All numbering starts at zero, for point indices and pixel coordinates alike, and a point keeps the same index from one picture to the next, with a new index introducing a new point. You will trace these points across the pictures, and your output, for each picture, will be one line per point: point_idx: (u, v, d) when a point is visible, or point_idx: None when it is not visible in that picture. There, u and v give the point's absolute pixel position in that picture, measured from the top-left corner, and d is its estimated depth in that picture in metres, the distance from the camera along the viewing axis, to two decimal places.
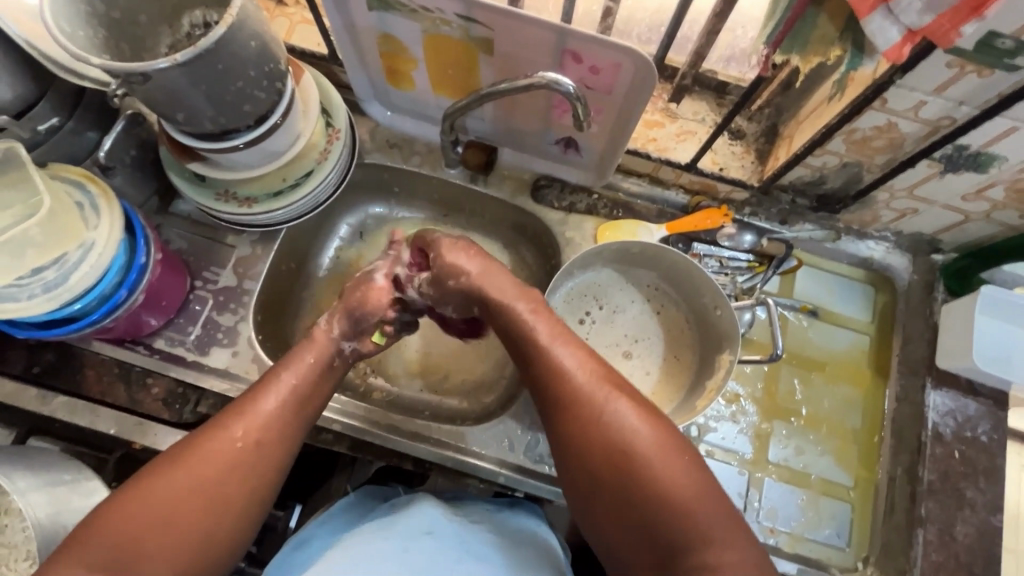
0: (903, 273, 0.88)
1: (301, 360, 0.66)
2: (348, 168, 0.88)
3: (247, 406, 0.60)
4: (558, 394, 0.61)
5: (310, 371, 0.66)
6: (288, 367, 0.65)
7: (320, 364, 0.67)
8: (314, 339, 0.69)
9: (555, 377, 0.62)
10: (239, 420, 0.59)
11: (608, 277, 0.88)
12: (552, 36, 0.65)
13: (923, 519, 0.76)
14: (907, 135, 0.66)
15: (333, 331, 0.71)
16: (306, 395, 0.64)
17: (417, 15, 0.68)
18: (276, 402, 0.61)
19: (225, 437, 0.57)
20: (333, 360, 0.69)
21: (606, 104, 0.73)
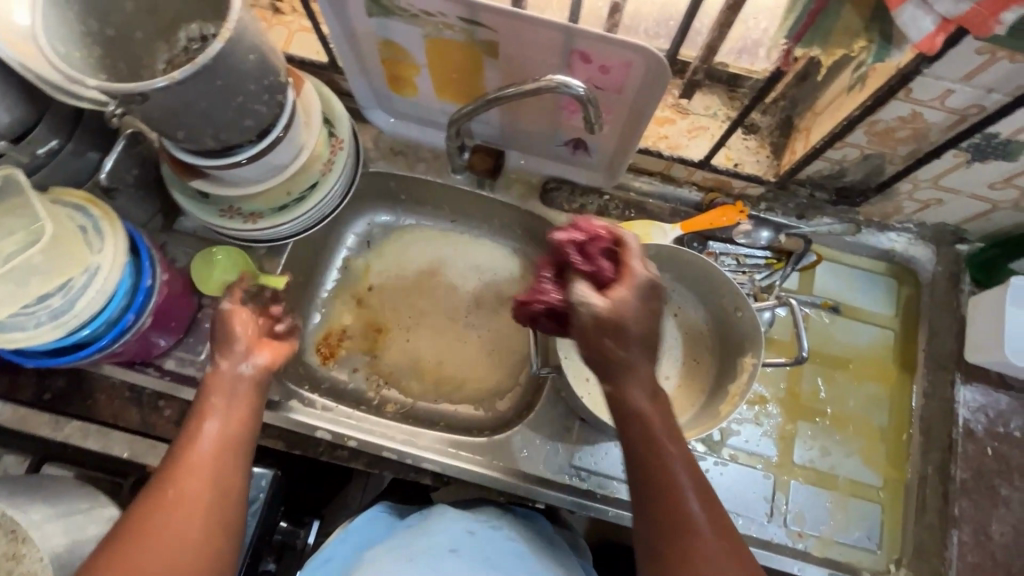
0: (926, 265, 0.85)
1: (208, 410, 0.61)
2: (353, 178, 0.86)
3: (166, 479, 0.56)
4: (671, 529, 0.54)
5: (230, 405, 0.63)
6: (209, 412, 0.61)
7: (234, 399, 0.63)
8: (213, 381, 0.64)
9: (673, 512, 0.55)
10: (169, 486, 0.56)
11: None
12: (559, 36, 0.62)
13: (956, 519, 0.74)
14: (933, 125, 0.63)
15: (230, 365, 0.65)
16: (238, 432, 0.61)
17: (418, 20, 0.66)
18: (197, 465, 0.57)
19: (156, 518, 0.54)
20: (240, 389, 0.64)
21: (617, 105, 0.70)
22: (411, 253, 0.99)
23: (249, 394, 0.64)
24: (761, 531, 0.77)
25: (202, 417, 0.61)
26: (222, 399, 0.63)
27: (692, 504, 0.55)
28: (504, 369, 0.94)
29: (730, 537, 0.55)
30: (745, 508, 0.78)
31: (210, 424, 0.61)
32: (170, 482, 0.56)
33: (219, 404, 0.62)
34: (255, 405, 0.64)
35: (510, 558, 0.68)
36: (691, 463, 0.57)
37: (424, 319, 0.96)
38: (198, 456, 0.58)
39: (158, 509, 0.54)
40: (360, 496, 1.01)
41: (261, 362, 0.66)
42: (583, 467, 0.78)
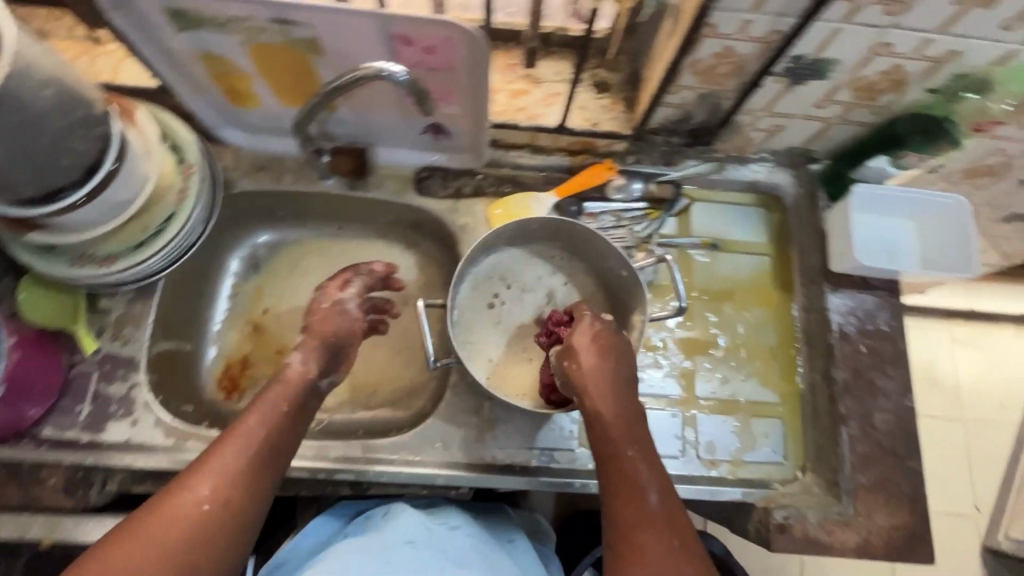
0: (788, 189, 0.90)
1: (270, 406, 0.64)
2: (215, 203, 0.83)
3: (201, 468, 0.57)
4: (623, 493, 0.60)
5: (268, 407, 0.64)
6: (249, 417, 0.62)
7: (277, 415, 0.64)
8: (286, 377, 0.68)
9: (633, 506, 0.59)
10: (203, 477, 0.57)
11: (512, 257, 0.87)
12: (373, 23, 0.62)
13: (844, 417, 0.79)
14: (746, 56, 0.67)
15: (299, 363, 0.70)
16: (274, 443, 0.62)
17: (230, 27, 0.64)
18: (233, 455, 0.59)
19: (172, 509, 0.54)
20: (303, 396, 0.68)
21: (455, 83, 0.70)
22: (301, 268, 0.96)
23: (299, 403, 0.67)
24: (677, 467, 0.80)
25: (242, 419, 0.63)
26: (279, 395, 0.66)
27: (644, 478, 0.61)
28: (416, 366, 0.94)
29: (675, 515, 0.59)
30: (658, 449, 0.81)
31: (258, 426, 0.62)
32: (199, 495, 0.55)
33: (268, 407, 0.64)
34: (297, 410, 0.66)
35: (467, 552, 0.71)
36: (647, 445, 0.64)
37: None
38: (203, 483, 0.56)
39: (148, 519, 0.54)
40: None
41: (311, 365, 0.70)
42: (500, 443, 0.79)
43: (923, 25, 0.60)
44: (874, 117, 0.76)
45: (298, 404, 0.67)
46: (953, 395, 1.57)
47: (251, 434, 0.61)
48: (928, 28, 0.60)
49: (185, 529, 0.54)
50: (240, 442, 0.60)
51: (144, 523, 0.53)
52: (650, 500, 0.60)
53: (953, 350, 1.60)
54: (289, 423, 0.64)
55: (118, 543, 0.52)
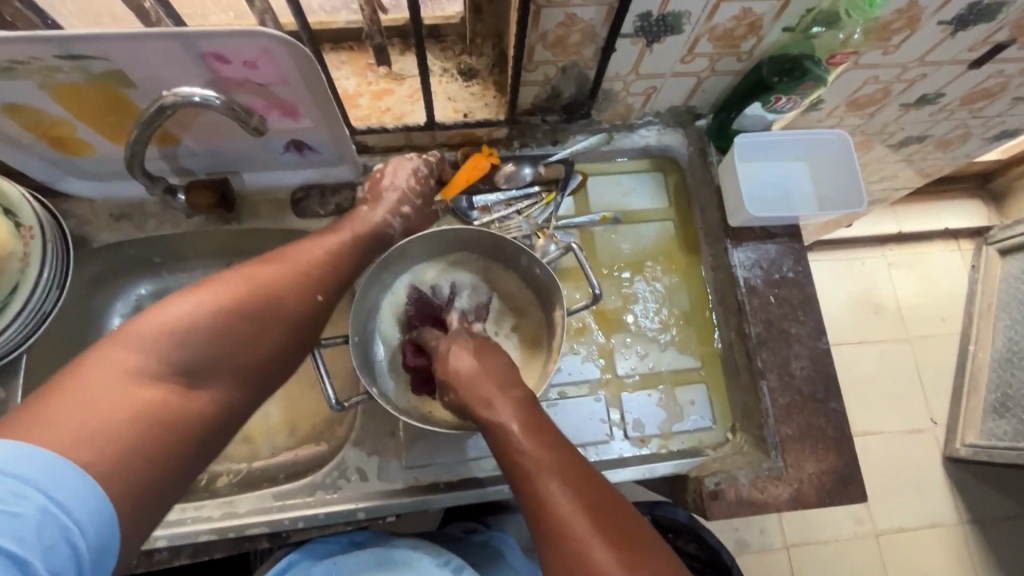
0: (681, 149, 0.88)
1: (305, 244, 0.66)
2: (68, 265, 0.76)
3: (216, 280, 0.58)
4: (515, 456, 0.57)
5: (314, 241, 0.67)
6: (297, 248, 0.65)
7: (363, 243, 0.71)
8: (353, 219, 0.72)
9: (523, 461, 0.56)
10: (234, 279, 0.58)
11: (429, 281, 0.80)
12: (176, 44, 0.56)
13: (761, 370, 0.78)
14: (593, 21, 0.63)
15: (376, 212, 0.74)
16: (314, 265, 0.64)
17: (18, 73, 0.57)
18: (270, 274, 0.60)
19: (181, 299, 0.55)
20: (372, 236, 0.72)
21: (294, 94, 0.65)
22: None
23: (371, 240, 0.72)
24: (608, 450, 0.79)
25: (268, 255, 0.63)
26: (353, 241, 0.70)
27: (549, 463, 0.55)
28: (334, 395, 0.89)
29: (597, 490, 0.54)
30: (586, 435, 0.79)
31: (315, 252, 0.66)
32: (310, 287, 0.62)
33: (339, 241, 0.68)
34: (340, 247, 0.68)
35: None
36: (548, 430, 0.59)
37: None
38: (282, 267, 0.61)
39: (245, 281, 0.58)
40: None
41: (388, 220, 0.74)
42: (422, 462, 0.75)
43: None
44: (742, 64, 0.74)
45: (369, 241, 0.72)
46: (895, 317, 1.60)
47: (302, 255, 0.64)
48: None
49: (251, 306, 0.58)
50: (285, 264, 0.62)
51: (224, 279, 0.58)
52: (566, 480, 0.54)
53: (889, 273, 1.64)
54: (351, 256, 0.69)
55: (179, 294, 0.55)
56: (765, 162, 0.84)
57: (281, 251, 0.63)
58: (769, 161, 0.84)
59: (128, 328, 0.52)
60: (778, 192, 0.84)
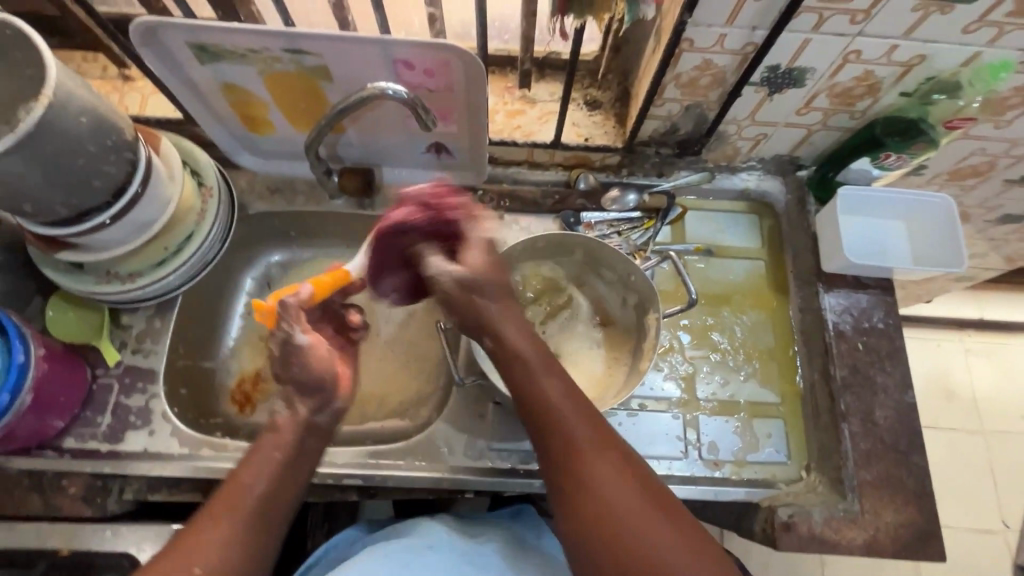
0: (778, 196, 0.94)
1: (225, 506, 0.60)
2: (232, 221, 0.89)
3: (173, 552, 0.56)
4: (550, 428, 0.60)
5: (264, 466, 0.65)
6: (245, 468, 0.64)
7: (290, 447, 0.68)
8: (280, 426, 0.69)
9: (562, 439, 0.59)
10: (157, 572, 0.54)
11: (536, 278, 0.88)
12: (377, 49, 0.67)
13: (845, 414, 0.80)
14: (726, 67, 0.71)
15: (299, 411, 0.71)
16: (243, 544, 0.58)
17: (248, 59, 0.70)
18: (209, 543, 0.57)
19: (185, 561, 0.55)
20: (302, 443, 0.69)
21: (454, 103, 0.76)
22: None
23: (296, 447, 0.68)
24: (681, 468, 0.81)
25: (239, 484, 0.62)
26: (273, 445, 0.67)
27: (567, 419, 0.60)
28: (423, 377, 0.96)
29: (623, 448, 0.59)
30: (661, 449, 0.82)
31: (254, 483, 0.63)
32: (218, 539, 0.57)
33: (266, 462, 0.65)
34: (272, 484, 0.64)
35: (487, 559, 0.72)
36: (576, 390, 0.63)
37: None
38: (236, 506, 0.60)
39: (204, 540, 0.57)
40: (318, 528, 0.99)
41: (305, 414, 0.71)
42: (505, 444, 0.80)
43: (888, 31, 0.64)
44: (854, 122, 0.80)
45: (293, 451, 0.68)
46: (969, 406, 1.54)
47: (248, 488, 0.62)
48: (894, 34, 0.64)
49: None
50: (235, 499, 0.61)
51: (210, 529, 0.58)
52: (615, 469, 0.56)
53: (965, 359, 1.59)
54: (299, 460, 0.68)
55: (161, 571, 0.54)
56: (860, 217, 0.87)
57: (201, 522, 0.59)
58: (864, 217, 0.87)
59: None
60: (872, 247, 0.87)
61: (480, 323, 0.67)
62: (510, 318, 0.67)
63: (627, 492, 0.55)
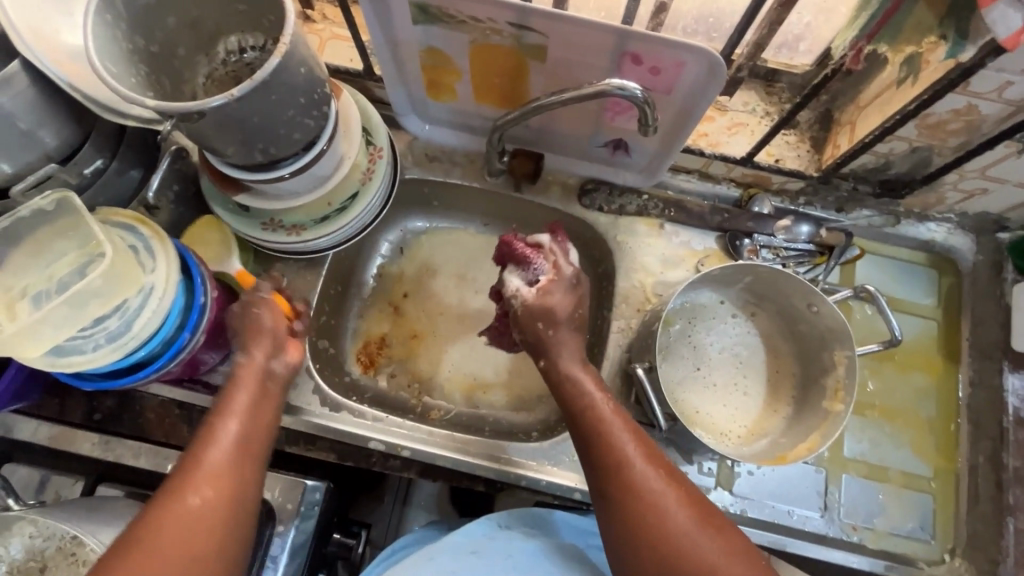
0: (966, 254, 0.86)
1: (223, 422, 0.60)
2: (391, 184, 0.86)
3: (172, 492, 0.55)
4: (616, 473, 0.60)
5: (249, 400, 0.62)
6: (225, 413, 0.60)
7: (263, 395, 0.64)
8: (244, 374, 0.64)
9: (635, 483, 0.59)
10: (174, 504, 0.54)
11: (710, 301, 0.84)
12: (612, 39, 0.62)
13: (1012, 507, 0.74)
14: (987, 116, 0.63)
15: (258, 356, 0.65)
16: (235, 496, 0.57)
17: (466, 26, 0.65)
18: (208, 476, 0.56)
19: (174, 514, 0.54)
20: (269, 382, 0.65)
21: (664, 106, 0.70)
22: (445, 258, 0.99)
23: (267, 389, 0.64)
24: (816, 526, 0.77)
25: (218, 424, 0.59)
26: (251, 391, 0.63)
27: (641, 464, 0.60)
28: None
29: (698, 500, 0.60)
30: (800, 503, 0.78)
31: (229, 423, 0.60)
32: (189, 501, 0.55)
33: (245, 405, 0.62)
34: (261, 417, 0.62)
35: (537, 565, 0.69)
36: (647, 441, 0.62)
37: (461, 323, 0.96)
38: (215, 456, 0.57)
39: (215, 479, 0.56)
40: (394, 508, 0.99)
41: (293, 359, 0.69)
42: None
43: None
44: None
45: (264, 389, 0.64)
46: None
47: (226, 433, 0.59)
48: None
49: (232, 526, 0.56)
50: (216, 442, 0.58)
51: (215, 453, 0.58)
52: (693, 513, 0.58)
53: None
54: (273, 402, 0.65)
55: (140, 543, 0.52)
56: None
57: (200, 442, 0.58)
58: None
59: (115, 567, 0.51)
60: None
61: (538, 344, 0.69)
62: (591, 373, 0.67)
63: (705, 536, 0.57)
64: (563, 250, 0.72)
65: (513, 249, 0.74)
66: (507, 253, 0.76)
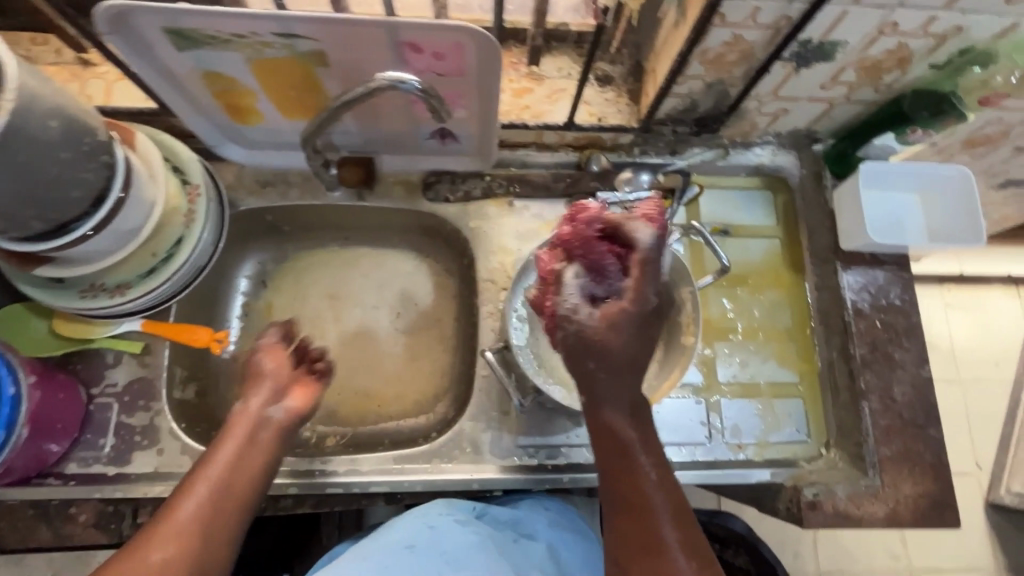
0: (793, 170, 0.91)
1: (206, 481, 0.60)
2: (222, 220, 0.82)
3: (150, 538, 0.54)
4: (634, 514, 0.53)
5: (240, 457, 0.63)
6: (206, 470, 0.60)
7: (257, 458, 0.64)
8: (234, 422, 0.66)
9: (650, 530, 0.53)
10: (148, 550, 0.53)
11: None
12: (382, 32, 0.60)
13: (864, 391, 0.81)
14: (754, 43, 0.67)
15: (252, 406, 0.68)
16: (200, 563, 0.55)
17: (233, 45, 0.62)
18: (182, 531, 0.55)
19: (137, 567, 0.52)
20: (257, 435, 0.66)
21: (463, 88, 0.70)
22: (310, 281, 0.95)
23: (257, 447, 0.65)
24: (705, 453, 0.81)
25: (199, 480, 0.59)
26: (231, 449, 0.63)
27: (661, 511, 0.53)
28: (436, 371, 0.94)
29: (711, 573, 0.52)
30: (688, 436, 0.82)
31: (202, 485, 0.59)
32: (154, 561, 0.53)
33: (229, 459, 0.62)
34: (253, 478, 0.63)
35: (464, 552, 0.68)
36: (655, 445, 0.56)
37: (340, 343, 0.93)
38: (188, 511, 0.57)
39: (176, 538, 0.55)
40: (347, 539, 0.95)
41: (293, 405, 0.70)
42: (530, 441, 0.79)
43: (928, 3, 0.60)
44: (877, 96, 0.77)
45: (269, 453, 0.65)
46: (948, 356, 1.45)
47: (199, 492, 0.59)
48: (935, 5, 0.61)
49: None
50: (197, 497, 0.58)
51: (185, 502, 0.57)
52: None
53: (945, 314, 1.48)
54: (262, 450, 0.65)
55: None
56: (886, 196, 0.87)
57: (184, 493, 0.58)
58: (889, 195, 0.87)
59: None
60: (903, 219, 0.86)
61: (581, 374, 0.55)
62: (641, 429, 0.56)
63: None
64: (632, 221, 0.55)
65: (590, 249, 0.58)
66: (580, 244, 0.60)
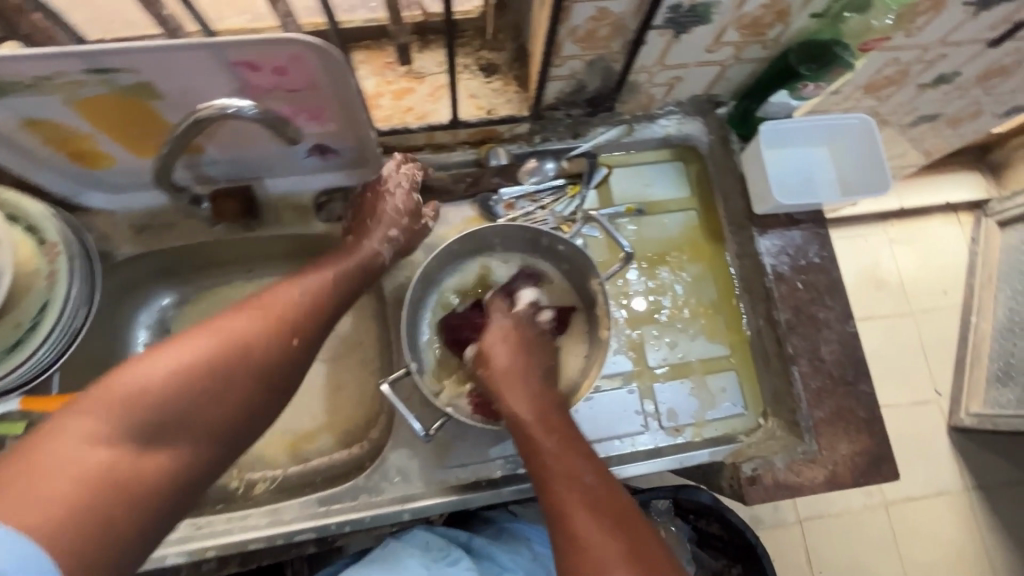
0: (701, 138, 0.88)
1: (293, 294, 0.65)
2: (94, 276, 0.75)
3: (153, 352, 0.54)
4: (561, 485, 0.59)
5: (317, 290, 0.66)
6: (295, 286, 0.65)
7: (344, 279, 0.70)
8: (346, 254, 0.72)
9: (578, 507, 0.56)
10: (164, 356, 0.54)
11: (479, 270, 0.81)
12: (204, 54, 0.54)
13: (792, 355, 0.79)
14: (623, 14, 0.63)
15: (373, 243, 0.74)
16: (224, 374, 0.57)
17: (42, 87, 0.55)
18: (236, 329, 0.59)
19: (151, 366, 0.53)
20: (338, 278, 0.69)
21: (321, 100, 0.64)
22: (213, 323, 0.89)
23: (329, 288, 0.68)
24: (643, 442, 0.79)
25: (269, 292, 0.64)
26: (318, 287, 0.67)
27: (586, 485, 0.58)
28: (363, 397, 0.89)
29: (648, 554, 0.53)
30: (624, 428, 0.79)
31: (298, 293, 0.65)
32: (218, 365, 0.56)
33: (315, 282, 0.67)
34: (324, 298, 0.67)
35: None
36: (586, 450, 0.62)
37: None
38: (246, 318, 0.60)
39: (204, 340, 0.56)
40: None
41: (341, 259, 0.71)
42: (460, 460, 0.76)
43: None
44: (766, 52, 0.74)
45: (354, 275, 0.71)
46: (898, 291, 1.41)
47: (297, 300, 0.65)
48: None
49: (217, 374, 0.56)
50: (267, 307, 0.62)
51: (153, 358, 0.53)
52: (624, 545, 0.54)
53: (891, 250, 1.44)
54: (324, 282, 0.68)
55: (88, 403, 0.50)
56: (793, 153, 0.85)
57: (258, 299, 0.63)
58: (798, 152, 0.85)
59: (76, 407, 0.49)
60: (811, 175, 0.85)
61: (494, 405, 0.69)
62: (558, 430, 0.64)
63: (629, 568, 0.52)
64: (508, 298, 0.77)
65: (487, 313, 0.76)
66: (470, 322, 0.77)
